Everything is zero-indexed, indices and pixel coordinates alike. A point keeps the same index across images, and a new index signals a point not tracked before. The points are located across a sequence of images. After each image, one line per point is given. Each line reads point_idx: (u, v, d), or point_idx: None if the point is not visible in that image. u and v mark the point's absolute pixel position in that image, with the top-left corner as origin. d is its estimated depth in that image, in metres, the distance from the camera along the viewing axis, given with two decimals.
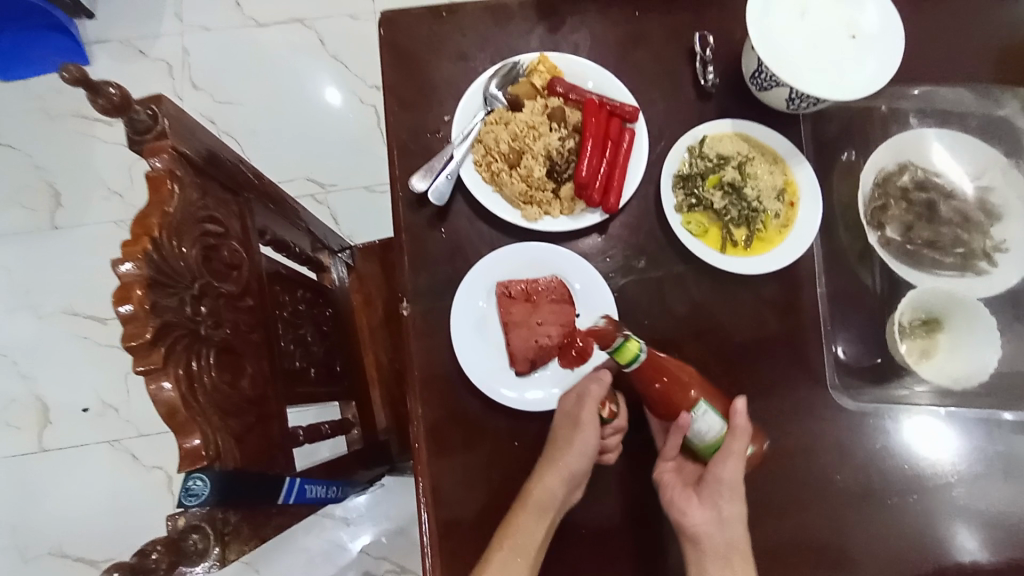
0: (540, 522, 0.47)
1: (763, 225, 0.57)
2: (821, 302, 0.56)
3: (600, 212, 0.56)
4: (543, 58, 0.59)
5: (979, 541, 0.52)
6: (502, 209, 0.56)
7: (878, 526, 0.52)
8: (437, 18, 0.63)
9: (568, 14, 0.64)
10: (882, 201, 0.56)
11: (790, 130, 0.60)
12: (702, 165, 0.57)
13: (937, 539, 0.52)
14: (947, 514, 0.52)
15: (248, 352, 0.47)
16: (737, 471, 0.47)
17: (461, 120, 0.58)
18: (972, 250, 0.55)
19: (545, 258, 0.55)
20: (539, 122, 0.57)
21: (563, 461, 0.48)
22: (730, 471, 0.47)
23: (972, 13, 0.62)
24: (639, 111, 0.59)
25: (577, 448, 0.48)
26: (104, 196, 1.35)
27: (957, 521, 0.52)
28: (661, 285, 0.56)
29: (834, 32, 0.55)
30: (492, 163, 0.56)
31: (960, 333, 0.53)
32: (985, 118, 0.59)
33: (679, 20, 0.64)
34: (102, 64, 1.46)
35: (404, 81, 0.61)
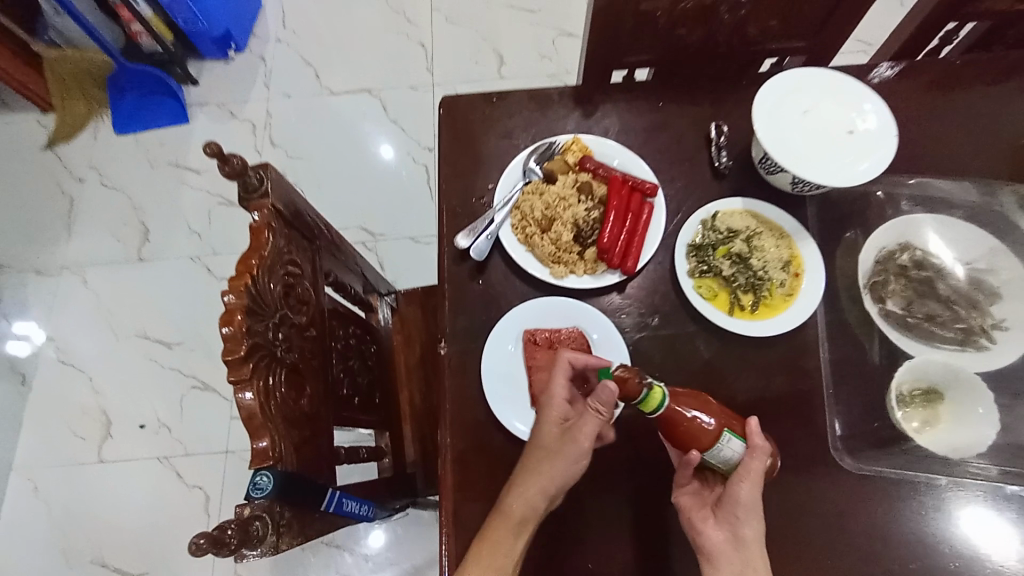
0: (533, 517, 0.51)
1: (768, 293, 0.63)
2: (825, 367, 0.60)
3: (619, 273, 0.63)
4: (576, 139, 0.69)
5: None
6: (533, 266, 0.64)
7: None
8: (489, 102, 0.75)
9: (601, 103, 0.75)
10: (881, 276, 0.62)
11: (796, 209, 0.67)
12: (713, 236, 0.65)
13: None
14: None
15: (309, 373, 0.56)
16: (754, 487, 0.51)
17: (502, 189, 0.67)
18: (971, 326, 0.58)
19: (568, 311, 0.62)
20: (570, 193, 0.66)
21: (564, 455, 0.52)
22: (745, 487, 0.51)
23: (967, 113, 0.69)
24: (658, 188, 0.67)
25: (568, 461, 0.52)
26: (185, 235, 1.53)
27: None
28: (674, 342, 0.62)
29: (833, 128, 0.63)
30: (526, 227, 0.65)
31: (962, 405, 0.56)
32: (978, 208, 0.65)
33: (699, 111, 0.73)
34: (198, 121, 1.70)
35: (456, 154, 0.72)
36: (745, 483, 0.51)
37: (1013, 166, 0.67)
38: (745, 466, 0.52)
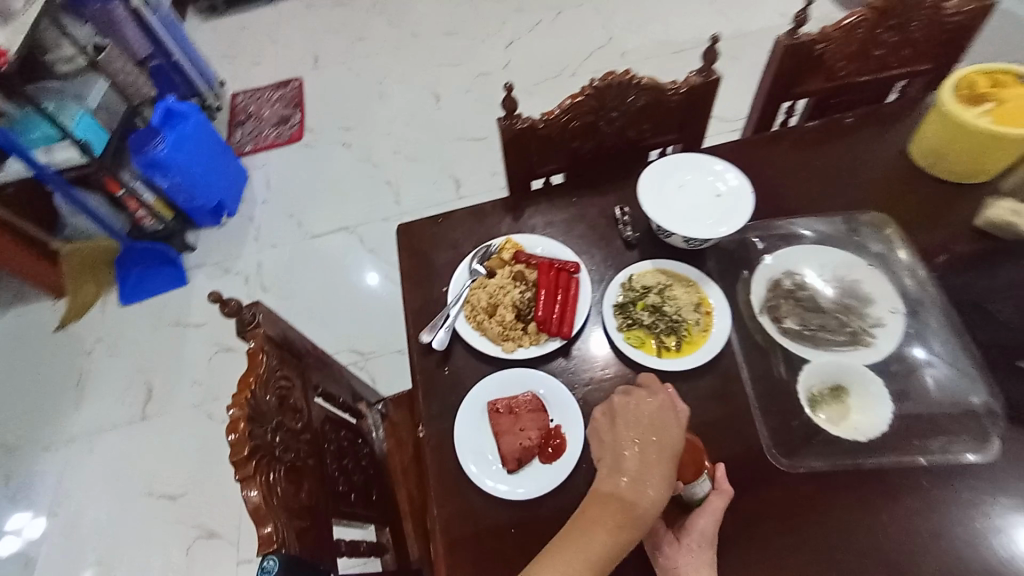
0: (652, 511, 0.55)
1: (687, 332, 0.74)
2: (747, 386, 0.69)
3: (560, 339, 0.75)
4: (508, 239, 0.84)
5: None
6: (487, 346, 0.76)
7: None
8: (437, 223, 0.92)
9: (526, 206, 0.92)
10: (774, 301, 0.74)
11: (696, 261, 0.81)
12: (631, 294, 0.78)
13: None
14: (896, 559, 0.58)
15: (306, 471, 0.64)
16: (711, 521, 0.58)
17: (454, 289, 0.82)
18: (854, 329, 0.70)
19: (522, 379, 0.73)
20: (509, 282, 0.80)
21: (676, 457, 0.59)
22: (705, 521, 0.58)
23: (809, 167, 0.87)
24: (580, 264, 0.81)
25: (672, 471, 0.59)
26: (188, 386, 1.64)
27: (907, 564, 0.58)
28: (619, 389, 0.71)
29: (704, 195, 0.79)
30: (477, 315, 0.78)
31: (863, 395, 0.67)
32: (838, 235, 0.80)
33: (605, 198, 0.90)
34: (197, 281, 1.90)
35: (416, 269, 0.87)
36: (704, 518, 0.58)
37: (857, 198, 0.83)
38: (708, 502, 0.59)
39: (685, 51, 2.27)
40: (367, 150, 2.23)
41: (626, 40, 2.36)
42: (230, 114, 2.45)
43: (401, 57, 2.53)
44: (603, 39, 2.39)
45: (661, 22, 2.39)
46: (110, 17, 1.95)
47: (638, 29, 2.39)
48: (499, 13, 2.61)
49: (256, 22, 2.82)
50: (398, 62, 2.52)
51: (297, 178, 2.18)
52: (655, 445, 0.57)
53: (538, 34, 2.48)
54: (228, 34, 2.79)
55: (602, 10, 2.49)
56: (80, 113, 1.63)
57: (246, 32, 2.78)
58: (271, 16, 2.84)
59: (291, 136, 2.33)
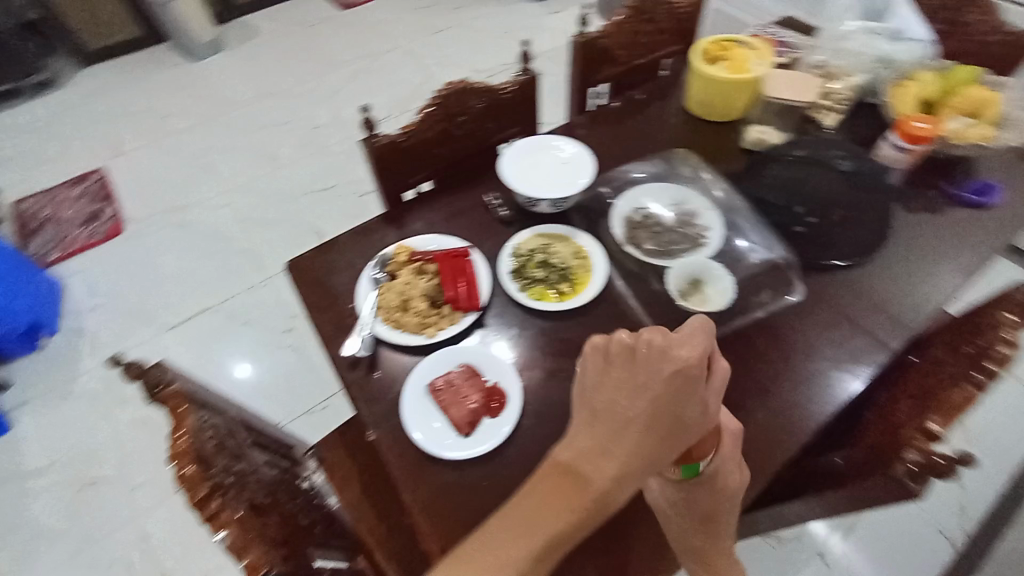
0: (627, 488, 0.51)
1: (575, 275, 0.87)
2: (632, 303, 0.85)
3: (473, 312, 0.83)
4: (400, 244, 0.91)
5: (796, 393, 0.76)
6: (409, 338, 0.80)
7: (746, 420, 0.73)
8: (325, 250, 0.94)
9: (407, 215, 0.99)
10: (632, 234, 0.91)
11: (565, 220, 0.95)
12: (522, 259, 0.88)
13: (772, 405, 0.75)
14: (768, 387, 0.76)
15: (269, 508, 0.62)
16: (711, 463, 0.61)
17: (361, 299, 0.85)
18: (691, 236, 0.90)
19: (451, 355, 0.78)
20: (412, 278, 0.85)
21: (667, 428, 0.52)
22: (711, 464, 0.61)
23: (623, 133, 1.09)
24: (471, 249, 0.91)
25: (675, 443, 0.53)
26: (53, 543, 1.40)
27: (777, 388, 0.76)
28: (535, 338, 0.81)
29: (554, 165, 0.94)
30: (391, 314, 0.82)
31: (711, 280, 0.85)
32: (659, 172, 1.00)
33: (475, 190, 1.01)
34: (27, 419, 1.60)
35: (317, 297, 0.88)
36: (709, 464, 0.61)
37: (663, 147, 1.06)
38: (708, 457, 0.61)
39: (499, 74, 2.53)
40: (209, 225, 2.08)
41: (445, 74, 2.56)
42: (22, 223, 2.10)
43: (222, 127, 2.42)
44: (424, 77, 2.56)
45: (470, 54, 2.64)
46: None
47: (452, 63, 2.62)
48: (316, 68, 2.64)
49: (27, 118, 2.46)
50: (219, 131, 2.40)
51: (132, 273, 1.95)
52: (627, 416, 0.52)
53: (360, 81, 2.57)
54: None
55: (415, 51, 2.67)
56: None
57: (18, 132, 2.42)
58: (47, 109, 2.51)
59: (109, 231, 2.08)
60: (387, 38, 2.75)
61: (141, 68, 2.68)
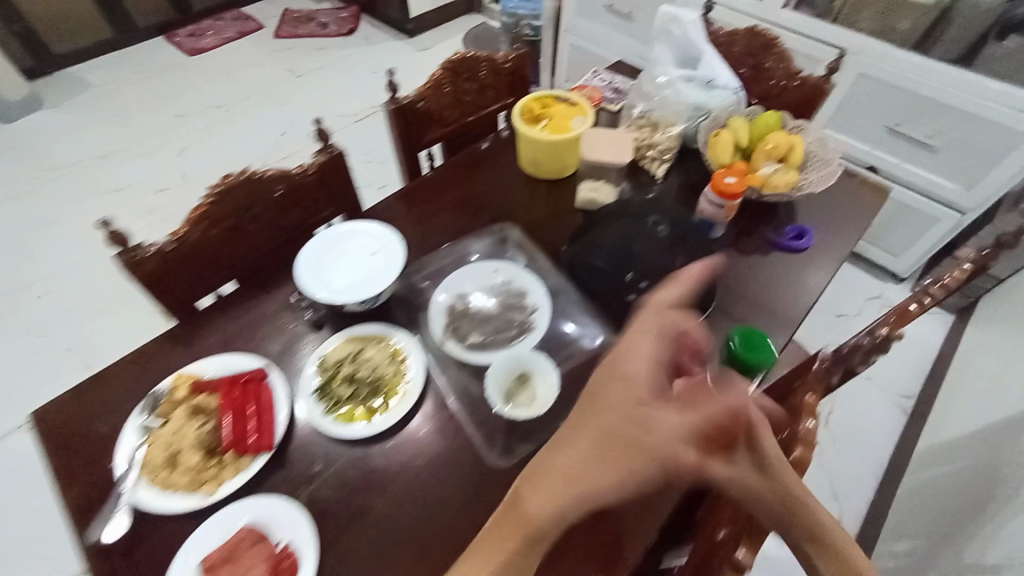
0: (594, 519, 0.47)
1: (388, 386, 0.76)
2: (455, 409, 0.75)
3: (264, 453, 0.70)
4: (178, 374, 0.76)
5: None
6: (181, 501, 0.66)
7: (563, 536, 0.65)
8: (86, 390, 0.77)
9: (197, 329, 0.84)
10: (454, 326, 0.82)
11: (382, 316, 0.85)
12: (326, 375, 0.77)
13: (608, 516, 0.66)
14: None
15: None
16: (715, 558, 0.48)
17: (124, 456, 0.70)
18: (517, 321, 0.82)
19: (233, 517, 0.66)
20: (187, 420, 0.72)
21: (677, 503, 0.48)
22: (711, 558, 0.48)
23: (451, 203, 1.01)
24: (267, 367, 0.78)
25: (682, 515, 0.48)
26: None
27: None
28: (342, 474, 0.69)
29: (360, 257, 0.84)
30: (158, 473, 0.68)
31: (538, 372, 0.77)
32: (487, 250, 0.94)
33: (281, 288, 0.88)
34: None
35: (70, 453, 0.72)
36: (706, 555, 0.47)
37: (494, 216, 1.00)
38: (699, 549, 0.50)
39: (365, 118, 2.41)
40: (26, 318, 1.77)
41: (307, 121, 2.39)
42: None
43: (41, 197, 2.09)
44: (284, 125, 2.38)
45: (335, 96, 2.49)
46: None
47: (315, 107, 2.45)
48: (158, 123, 2.37)
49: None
50: (37, 203, 2.07)
51: None
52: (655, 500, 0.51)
53: (211, 135, 2.34)
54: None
55: (273, 97, 2.48)
56: None
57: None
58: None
59: None
60: (242, 85, 2.54)
61: None
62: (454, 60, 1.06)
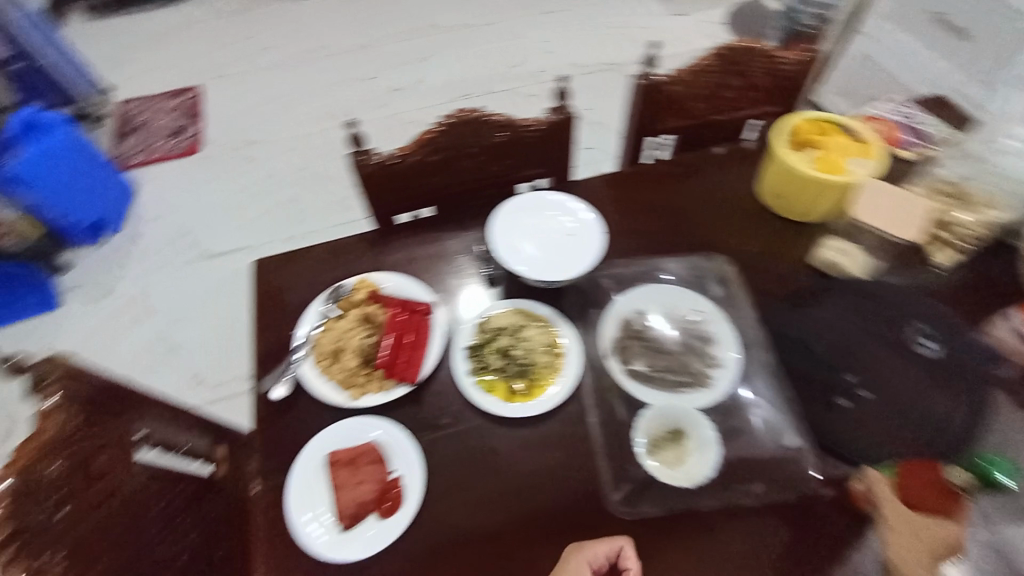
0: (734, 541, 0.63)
1: (537, 374, 0.74)
2: (593, 429, 0.70)
3: (406, 384, 0.72)
4: (364, 278, 0.82)
5: None
6: (331, 393, 0.72)
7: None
8: (293, 257, 0.87)
9: (389, 240, 0.88)
10: (624, 344, 0.75)
11: (554, 300, 0.80)
12: (484, 337, 0.76)
13: None
14: None
15: (106, 543, 0.60)
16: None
17: (303, 331, 0.78)
18: (695, 371, 0.73)
19: (363, 429, 0.69)
20: (360, 325, 0.77)
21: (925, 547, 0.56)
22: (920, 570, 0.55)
23: (665, 204, 0.90)
24: (437, 304, 0.80)
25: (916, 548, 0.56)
26: None
27: None
28: (461, 437, 0.70)
29: (555, 235, 0.80)
30: (322, 361, 0.74)
31: (697, 439, 0.68)
32: (686, 275, 0.83)
33: (470, 231, 0.87)
34: (77, 307, 1.81)
35: (269, 308, 0.82)
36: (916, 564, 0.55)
37: (706, 236, 0.87)
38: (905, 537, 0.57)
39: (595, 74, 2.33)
40: (270, 164, 2.13)
41: (540, 60, 2.39)
42: (119, 121, 2.29)
43: (310, 65, 2.45)
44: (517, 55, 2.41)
45: (573, 43, 2.43)
46: None
47: (553, 47, 2.44)
48: (414, 25, 2.57)
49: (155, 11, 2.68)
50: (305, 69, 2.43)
51: (192, 195, 2.07)
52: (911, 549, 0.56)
53: (452, 49, 2.47)
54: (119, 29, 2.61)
55: (517, 28, 2.51)
56: None
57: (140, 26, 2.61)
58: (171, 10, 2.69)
59: (185, 149, 2.19)
60: (494, 8, 2.60)
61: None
62: (727, 48, 0.93)
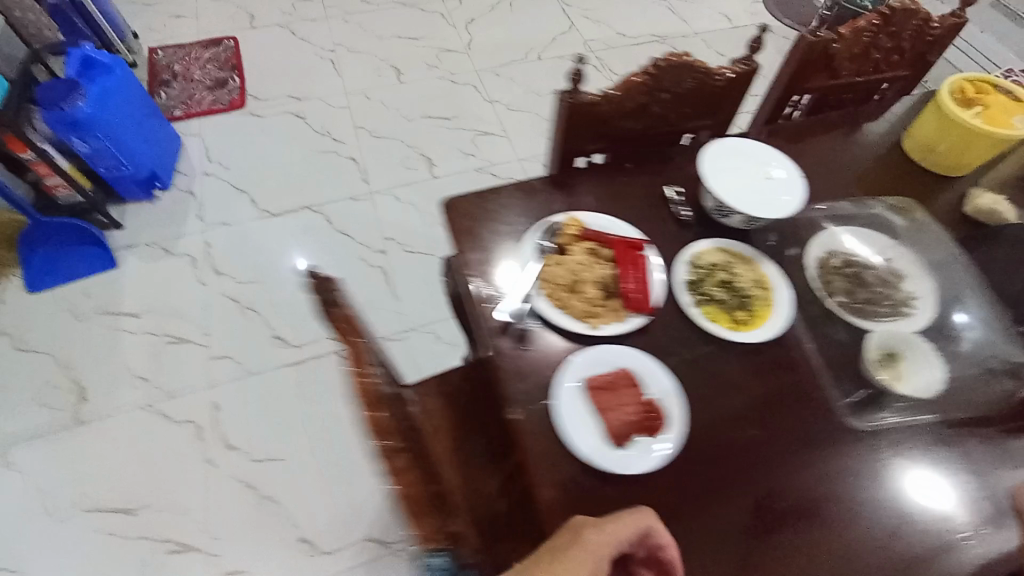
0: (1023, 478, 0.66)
1: (755, 306, 0.79)
2: (814, 354, 0.76)
3: (641, 315, 0.76)
4: (571, 216, 0.84)
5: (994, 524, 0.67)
6: (571, 323, 0.75)
7: (867, 509, 0.67)
8: (486, 197, 0.88)
9: (576, 183, 0.91)
10: (826, 278, 0.82)
11: (748, 241, 0.86)
12: (700, 272, 0.81)
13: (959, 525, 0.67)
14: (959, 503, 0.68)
15: (407, 461, 0.61)
16: None
17: (524, 266, 0.79)
18: (896, 301, 0.80)
19: (611, 357, 0.73)
20: (582, 259, 0.80)
21: None
22: None
23: (824, 158, 0.97)
24: (646, 242, 0.83)
25: None
26: (131, 384, 1.47)
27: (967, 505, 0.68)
28: (699, 361, 0.75)
29: (758, 178, 0.86)
30: (556, 294, 0.77)
31: (912, 359, 0.76)
32: (866, 217, 0.89)
33: (654, 177, 0.92)
34: (129, 262, 1.68)
35: (474, 241, 0.83)
36: None
37: (868, 187, 0.94)
38: None
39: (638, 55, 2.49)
40: (325, 117, 2.08)
41: (586, 39, 2.51)
42: (152, 72, 2.17)
43: (355, 24, 2.46)
44: (558, 24, 2.56)
45: (615, 27, 2.58)
46: None
47: (590, 22, 2.61)
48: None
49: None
50: (351, 26, 2.44)
51: (245, 148, 1.98)
52: None
53: (495, 15, 2.56)
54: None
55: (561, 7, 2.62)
56: None
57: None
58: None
59: (230, 103, 2.11)
60: None
61: None
62: (892, 9, 0.99)
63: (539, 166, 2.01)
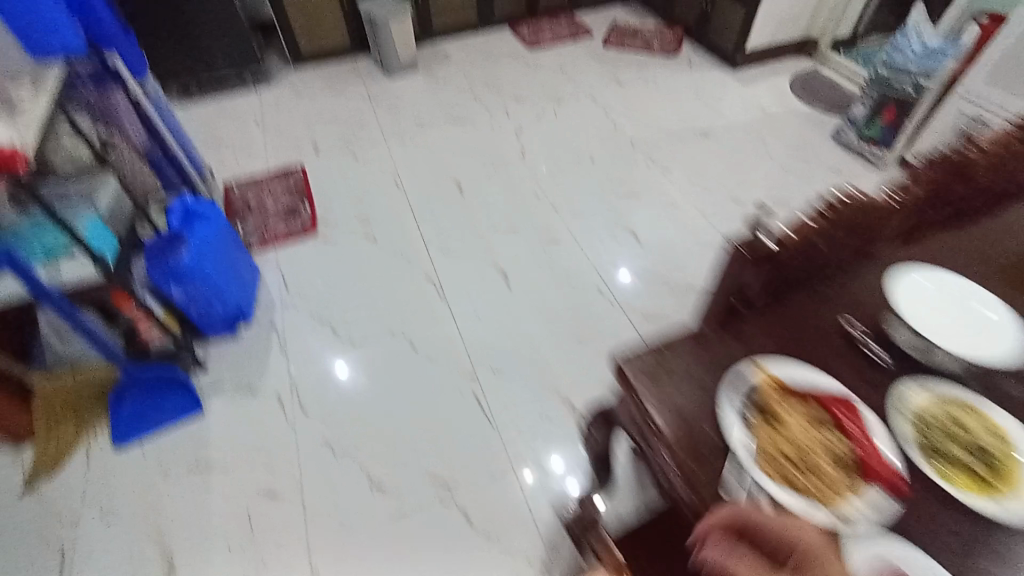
0: None
1: (1000, 465, 0.72)
2: None
3: (885, 488, 0.68)
4: (763, 368, 0.78)
5: None
6: (810, 506, 0.66)
7: None
8: (661, 350, 0.83)
9: (747, 327, 0.86)
10: None
11: (953, 383, 0.80)
12: (928, 429, 0.74)
13: None
14: None
15: None
16: None
17: (733, 435, 0.72)
18: None
19: (871, 548, 0.63)
20: (801, 422, 0.74)
21: None
22: None
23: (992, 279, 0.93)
24: (851, 394, 0.76)
25: None
26: (226, 550, 1.36)
27: None
28: (974, 549, 0.65)
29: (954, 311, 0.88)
30: (781, 468, 0.70)
31: None
32: None
33: (825, 315, 0.88)
34: (217, 407, 1.63)
35: (671, 410, 0.76)
36: None
37: None
38: None
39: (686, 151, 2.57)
40: (396, 238, 2.12)
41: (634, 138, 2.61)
42: (228, 206, 2.28)
43: (411, 146, 2.58)
44: (603, 129, 2.65)
45: (659, 124, 2.69)
46: (107, 103, 1.71)
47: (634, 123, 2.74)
48: (508, 111, 2.77)
49: (252, 110, 2.87)
50: (408, 148, 2.56)
51: (323, 277, 2.00)
52: None
53: (542, 126, 2.69)
54: (222, 127, 2.77)
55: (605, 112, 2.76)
56: (92, 222, 1.38)
57: (242, 125, 2.78)
58: (269, 106, 2.91)
59: (304, 227, 2.17)
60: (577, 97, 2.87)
61: (350, 91, 2.99)
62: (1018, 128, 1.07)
63: (639, 278, 2.00)
